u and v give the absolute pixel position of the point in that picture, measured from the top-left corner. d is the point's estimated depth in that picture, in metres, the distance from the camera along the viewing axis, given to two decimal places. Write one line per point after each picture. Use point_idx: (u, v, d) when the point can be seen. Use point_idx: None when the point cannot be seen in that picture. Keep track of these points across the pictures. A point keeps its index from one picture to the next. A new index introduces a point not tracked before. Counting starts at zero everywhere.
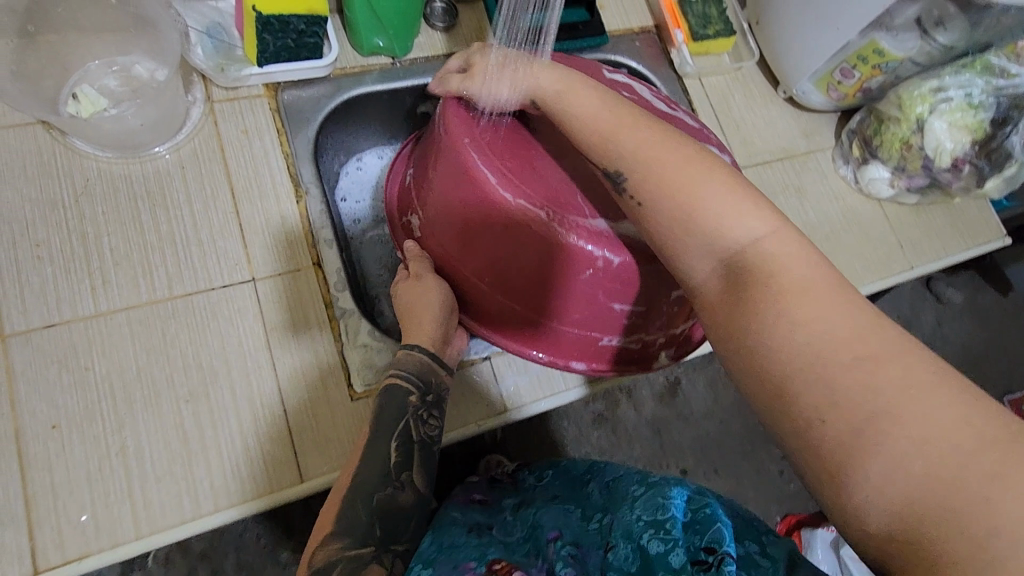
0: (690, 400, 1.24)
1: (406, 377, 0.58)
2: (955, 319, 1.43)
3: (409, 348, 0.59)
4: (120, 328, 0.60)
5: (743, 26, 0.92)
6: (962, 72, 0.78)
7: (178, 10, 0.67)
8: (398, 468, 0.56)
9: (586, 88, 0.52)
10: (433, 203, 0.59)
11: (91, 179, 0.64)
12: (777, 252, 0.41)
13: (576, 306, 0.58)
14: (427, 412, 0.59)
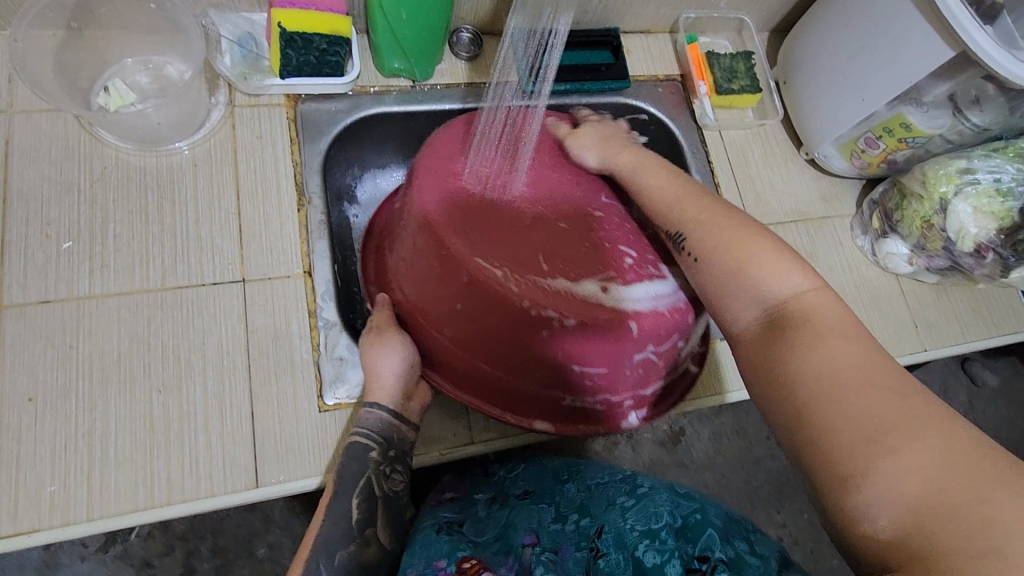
0: (692, 448, 1.22)
1: (365, 435, 0.58)
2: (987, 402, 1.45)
3: (369, 406, 0.59)
4: (109, 312, 0.63)
5: (770, 83, 0.91)
6: (992, 156, 0.75)
7: (212, 18, 0.70)
8: (361, 525, 0.55)
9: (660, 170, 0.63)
10: (403, 251, 0.63)
11: (108, 167, 0.67)
12: (813, 302, 0.49)
13: (532, 360, 0.59)
14: (391, 467, 0.59)
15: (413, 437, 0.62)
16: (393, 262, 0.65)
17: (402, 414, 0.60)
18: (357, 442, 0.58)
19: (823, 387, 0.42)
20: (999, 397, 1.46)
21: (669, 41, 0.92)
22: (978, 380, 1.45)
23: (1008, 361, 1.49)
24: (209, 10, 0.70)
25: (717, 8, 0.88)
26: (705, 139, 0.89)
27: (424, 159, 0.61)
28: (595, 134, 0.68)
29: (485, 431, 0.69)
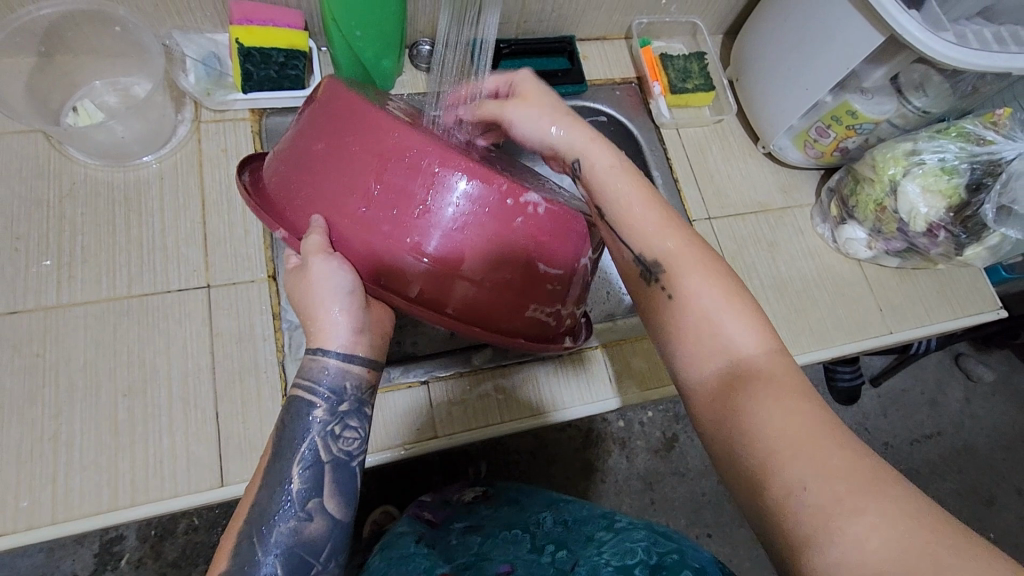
0: (687, 455, 1.26)
1: (310, 386, 0.51)
2: (985, 398, 1.43)
3: (312, 355, 0.52)
4: (75, 320, 0.64)
5: (724, 82, 0.94)
6: (936, 137, 0.77)
7: (177, 39, 0.74)
8: (304, 496, 0.49)
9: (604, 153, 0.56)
10: (329, 176, 0.54)
11: (77, 183, 0.70)
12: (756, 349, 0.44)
13: (496, 257, 0.55)
14: (340, 425, 0.52)
15: (371, 378, 0.54)
16: (306, 190, 0.55)
17: (354, 355, 0.53)
18: (301, 398, 0.51)
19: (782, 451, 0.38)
20: (996, 393, 1.44)
21: (624, 47, 0.95)
22: (974, 377, 1.43)
23: (1003, 356, 1.47)
24: (173, 31, 0.73)
25: (668, 13, 0.92)
26: (663, 137, 0.91)
27: (344, 81, 0.57)
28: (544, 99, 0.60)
29: (448, 424, 0.70)
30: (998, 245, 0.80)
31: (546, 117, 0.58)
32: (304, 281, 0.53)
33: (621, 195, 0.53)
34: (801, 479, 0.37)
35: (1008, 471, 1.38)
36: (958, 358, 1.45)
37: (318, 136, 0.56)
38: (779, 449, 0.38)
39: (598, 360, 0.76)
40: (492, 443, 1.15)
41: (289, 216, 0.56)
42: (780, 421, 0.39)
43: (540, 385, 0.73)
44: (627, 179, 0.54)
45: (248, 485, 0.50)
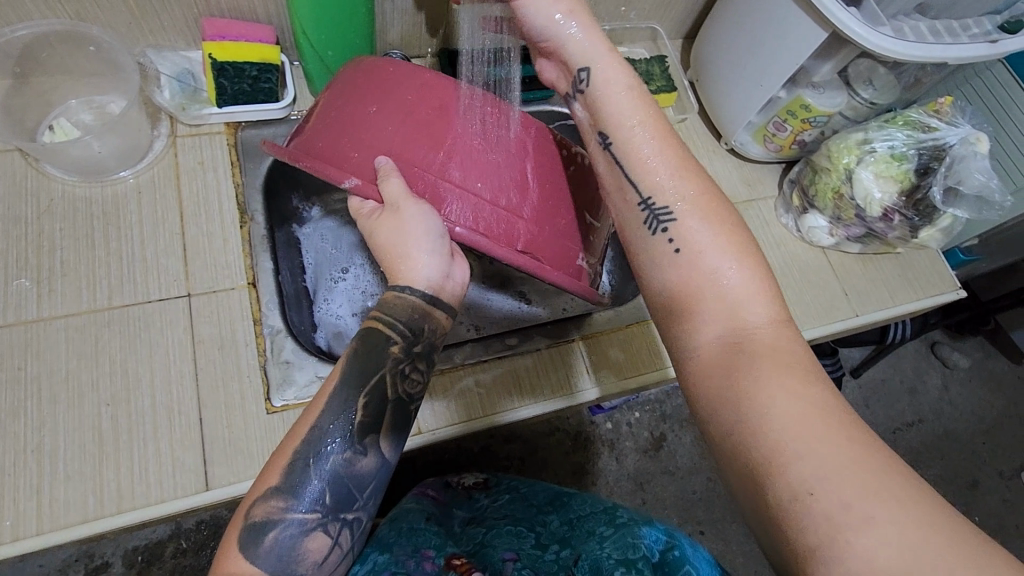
0: (676, 454, 1.28)
1: (390, 321, 0.54)
2: (961, 384, 1.48)
3: (398, 292, 0.55)
4: (57, 333, 0.65)
5: (685, 83, 0.98)
6: (885, 126, 0.82)
7: (151, 57, 0.76)
8: (364, 430, 0.51)
9: (625, 106, 0.57)
10: (390, 130, 0.62)
11: (56, 200, 0.71)
12: (752, 340, 0.46)
13: (543, 200, 0.66)
14: (410, 366, 0.55)
15: (445, 327, 0.57)
16: (366, 146, 0.61)
17: (437, 301, 0.56)
18: (379, 330, 0.54)
19: (792, 447, 0.40)
20: (971, 378, 1.49)
21: None
22: (950, 363, 1.48)
23: (977, 343, 1.52)
24: (147, 49, 0.75)
25: (628, 19, 0.96)
26: None
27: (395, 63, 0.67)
28: None
29: (431, 420, 0.71)
30: (950, 227, 0.85)
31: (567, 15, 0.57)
32: (392, 222, 0.56)
33: (641, 163, 0.56)
34: (807, 482, 0.39)
35: (988, 454, 1.42)
36: (933, 346, 1.49)
37: (371, 99, 0.63)
38: (785, 449, 0.40)
39: (578, 353, 0.78)
40: (482, 450, 1.17)
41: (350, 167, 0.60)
42: (780, 416, 0.41)
43: (522, 376, 0.75)
44: (637, 104, 0.58)
45: (308, 408, 0.52)
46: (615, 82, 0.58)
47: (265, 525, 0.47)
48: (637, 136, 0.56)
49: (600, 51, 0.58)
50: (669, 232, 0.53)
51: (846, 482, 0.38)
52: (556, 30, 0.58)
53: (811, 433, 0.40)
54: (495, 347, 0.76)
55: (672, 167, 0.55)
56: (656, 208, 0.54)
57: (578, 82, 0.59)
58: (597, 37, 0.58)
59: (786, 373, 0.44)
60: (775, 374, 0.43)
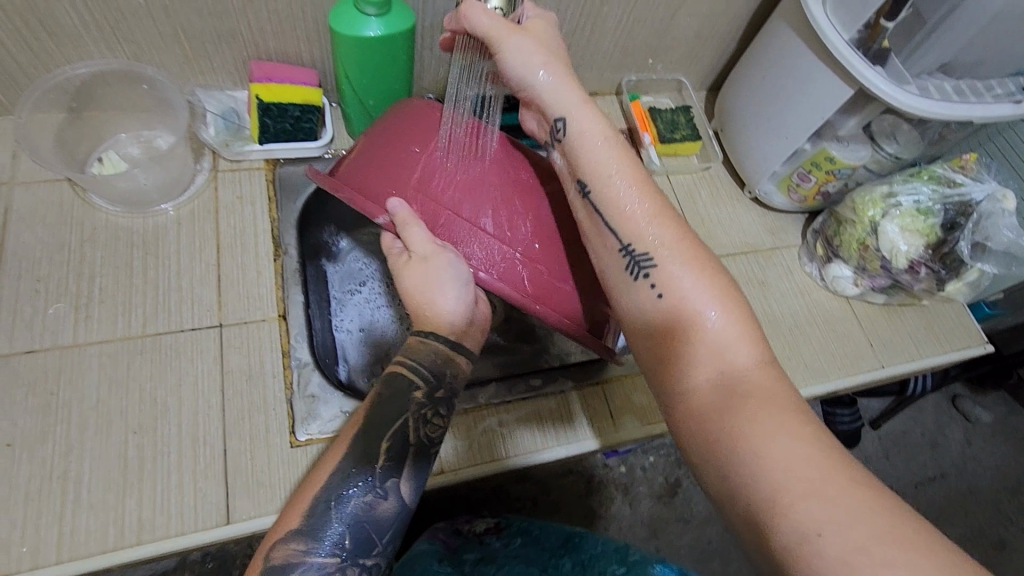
0: (692, 501, 1.25)
1: (414, 366, 0.56)
2: (986, 440, 1.44)
3: (423, 338, 0.58)
4: (90, 358, 0.66)
5: (709, 132, 1.01)
6: (910, 181, 0.83)
7: (199, 95, 0.79)
8: (384, 474, 0.52)
9: (604, 156, 0.59)
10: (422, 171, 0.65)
11: (99, 228, 0.73)
12: (748, 381, 0.47)
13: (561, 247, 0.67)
14: (432, 411, 0.56)
15: (466, 370, 0.59)
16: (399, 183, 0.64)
17: (459, 346, 0.59)
18: (404, 375, 0.56)
19: (795, 491, 0.40)
20: (996, 434, 1.45)
21: (615, 101, 1.02)
22: (973, 419, 1.44)
23: (1000, 398, 1.49)
24: (196, 89, 0.79)
25: (655, 71, 0.99)
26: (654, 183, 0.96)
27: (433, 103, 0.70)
28: (540, 38, 0.59)
29: (453, 461, 0.70)
30: (977, 280, 0.85)
31: (538, 63, 0.58)
32: (419, 269, 0.59)
33: (623, 206, 0.57)
34: (815, 523, 0.39)
35: (1015, 514, 1.37)
36: (956, 400, 1.46)
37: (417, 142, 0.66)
38: (788, 491, 0.40)
39: (599, 396, 0.78)
40: (492, 491, 1.14)
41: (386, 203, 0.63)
42: (778, 459, 0.42)
43: (543, 420, 0.75)
44: (615, 152, 0.59)
45: (332, 449, 0.54)
46: (589, 131, 0.60)
47: (284, 569, 0.47)
48: (614, 185, 0.58)
49: (575, 103, 0.60)
50: (651, 277, 0.54)
51: (855, 528, 0.38)
52: (532, 77, 0.59)
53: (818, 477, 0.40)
54: (519, 388, 0.76)
55: (652, 211, 0.57)
56: (637, 254, 0.56)
57: (555, 131, 0.61)
58: (572, 87, 0.60)
59: (780, 415, 0.44)
60: (766, 416, 0.44)
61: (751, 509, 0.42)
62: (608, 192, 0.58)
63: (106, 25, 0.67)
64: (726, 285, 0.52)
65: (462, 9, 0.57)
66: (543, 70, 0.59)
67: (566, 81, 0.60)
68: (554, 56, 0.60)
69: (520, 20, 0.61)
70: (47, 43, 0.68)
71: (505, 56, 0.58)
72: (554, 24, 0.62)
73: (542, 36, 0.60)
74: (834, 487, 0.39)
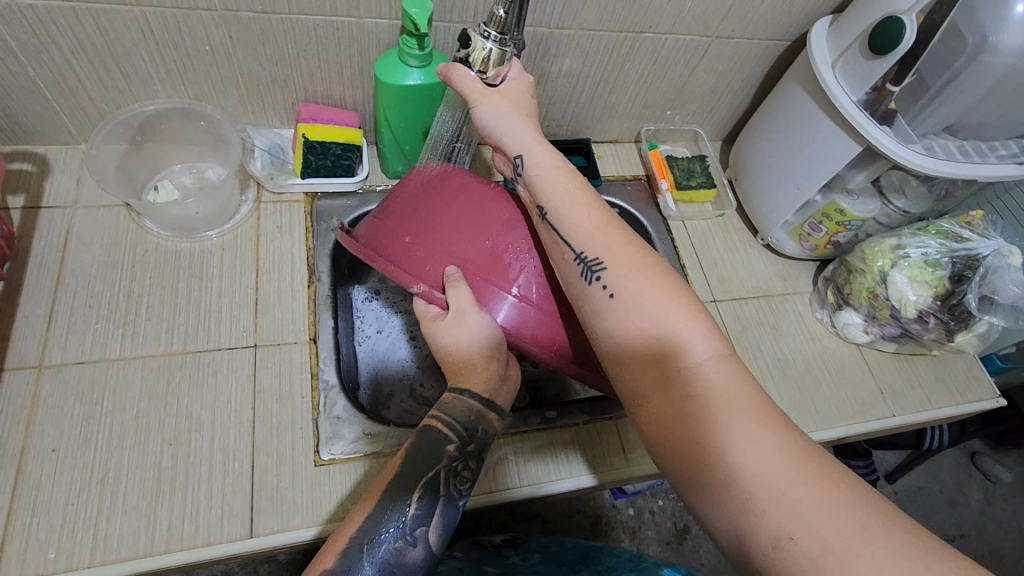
0: (700, 548, 1.24)
1: (449, 421, 0.60)
2: (1006, 499, 1.41)
3: (458, 394, 0.62)
4: (134, 372, 0.70)
5: (724, 181, 1.05)
6: (918, 234, 0.86)
7: (249, 132, 0.86)
8: (415, 522, 0.55)
9: (563, 181, 0.64)
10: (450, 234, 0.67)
11: (149, 251, 0.78)
12: (713, 380, 0.50)
13: None
14: (462, 464, 0.60)
15: (497, 428, 0.63)
16: (429, 249, 0.67)
17: (492, 404, 0.62)
18: (439, 429, 0.60)
19: (766, 495, 0.44)
20: (1016, 494, 1.42)
21: (634, 149, 1.07)
22: (993, 477, 1.42)
23: (1020, 457, 1.47)
24: (247, 126, 0.85)
25: (673, 122, 1.05)
26: (670, 227, 1.00)
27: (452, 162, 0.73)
28: (509, 90, 0.67)
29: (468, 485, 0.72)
30: (986, 332, 0.86)
31: (503, 111, 0.66)
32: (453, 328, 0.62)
33: (581, 218, 0.61)
34: (786, 529, 0.43)
35: None
36: (974, 457, 1.45)
37: (450, 206, 0.69)
38: (760, 494, 0.44)
39: (613, 430, 0.80)
40: (499, 526, 1.15)
41: (422, 272, 0.66)
42: (749, 462, 0.46)
43: (557, 453, 0.77)
44: (569, 180, 0.64)
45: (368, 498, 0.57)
46: (547, 165, 0.65)
47: None
48: (567, 208, 0.62)
49: (532, 141, 0.65)
50: (603, 280, 0.58)
51: (826, 530, 0.42)
52: (501, 122, 0.66)
53: (778, 478, 0.44)
54: (535, 420, 0.78)
55: (604, 220, 0.62)
56: (589, 260, 0.59)
57: (515, 167, 0.66)
58: (532, 130, 0.66)
59: (740, 414, 0.48)
60: (734, 419, 0.48)
61: (733, 512, 0.45)
62: (570, 211, 0.62)
63: (174, 69, 0.74)
64: (665, 283, 0.57)
65: (443, 70, 0.66)
66: (508, 113, 0.66)
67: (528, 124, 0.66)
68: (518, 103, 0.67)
69: (503, 78, 0.67)
70: (120, 83, 0.75)
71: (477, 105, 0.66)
72: (532, 87, 0.69)
73: (517, 89, 0.68)
74: (802, 491, 0.43)
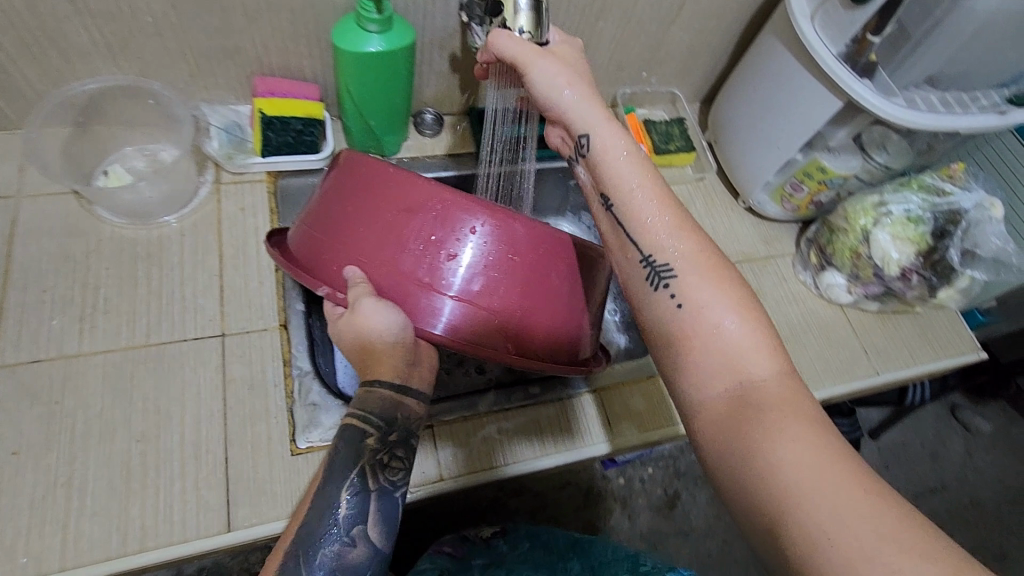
0: (690, 512, 1.26)
1: (360, 415, 0.55)
2: (986, 449, 1.44)
3: (367, 386, 0.56)
4: (95, 368, 0.67)
5: (704, 143, 1.02)
6: (900, 190, 0.85)
7: (203, 109, 0.81)
8: (350, 522, 0.52)
9: (632, 165, 0.58)
10: (352, 231, 0.60)
11: (103, 240, 0.74)
12: (775, 393, 0.46)
13: (517, 284, 0.60)
14: (388, 454, 0.55)
15: (419, 412, 0.58)
16: (334, 251, 0.60)
17: (407, 390, 0.57)
18: (355, 425, 0.55)
19: (805, 496, 0.40)
20: (995, 444, 1.45)
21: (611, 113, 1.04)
22: (972, 429, 1.45)
23: (998, 408, 1.50)
24: (201, 103, 0.80)
25: (650, 83, 1.01)
26: None
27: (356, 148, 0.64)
28: (562, 59, 0.61)
29: (454, 467, 0.71)
30: (968, 287, 0.86)
31: (560, 81, 0.59)
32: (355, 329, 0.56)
33: (646, 218, 0.56)
34: (825, 531, 0.39)
35: (1012, 524, 1.38)
36: (955, 410, 1.47)
37: (352, 201, 0.60)
38: (798, 495, 0.41)
39: (599, 403, 0.78)
40: (490, 503, 1.14)
41: (328, 277, 0.60)
42: (797, 465, 0.42)
43: (542, 429, 0.75)
44: (640, 168, 0.58)
45: (298, 506, 0.54)
46: (614, 147, 0.58)
47: None
48: (637, 200, 0.56)
49: (601, 120, 0.59)
50: (671, 288, 0.53)
51: (871, 534, 0.38)
52: (565, 93, 0.60)
53: (819, 478, 0.41)
54: (518, 396, 0.77)
55: (674, 220, 0.55)
56: (659, 264, 0.54)
57: (579, 147, 0.60)
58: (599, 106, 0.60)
59: (789, 419, 0.44)
60: (788, 424, 0.44)
61: (766, 510, 0.42)
62: (639, 204, 0.56)
63: (115, 42, 0.69)
64: (736, 292, 0.51)
65: (490, 36, 0.59)
66: (569, 86, 0.60)
67: (591, 98, 0.60)
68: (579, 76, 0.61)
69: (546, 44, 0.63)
70: (57, 60, 0.69)
71: (534, 76, 0.59)
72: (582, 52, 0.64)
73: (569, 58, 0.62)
74: (847, 494, 0.40)
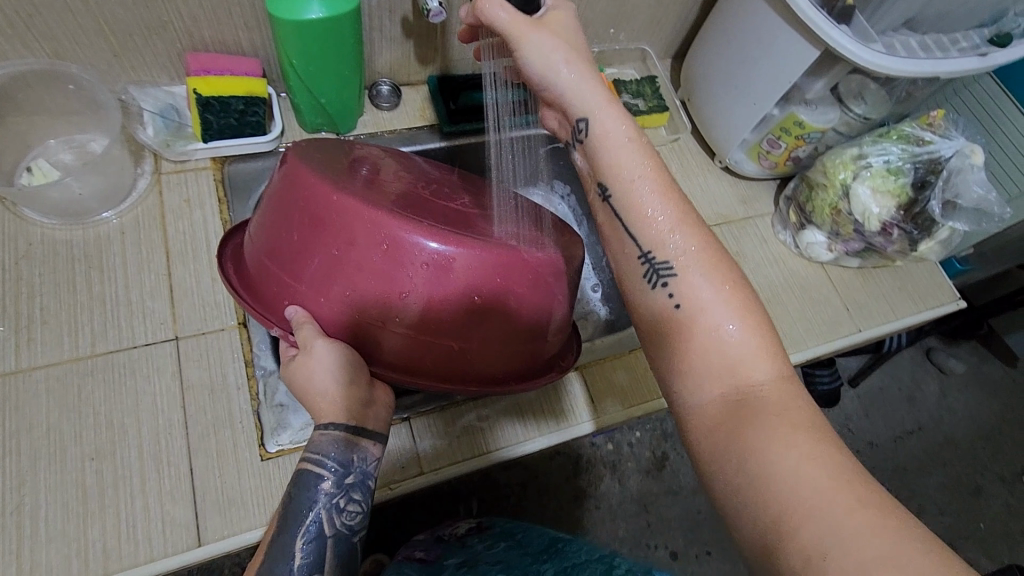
0: (679, 472, 1.26)
1: (313, 459, 0.51)
2: (960, 389, 1.47)
3: (322, 429, 0.52)
4: (37, 385, 0.62)
5: (676, 102, 0.98)
6: (879, 141, 0.82)
7: (132, 93, 0.73)
8: (305, 572, 0.49)
9: (634, 145, 0.54)
10: (296, 264, 0.56)
11: (34, 244, 0.68)
12: (771, 400, 0.44)
13: (472, 316, 0.57)
14: (345, 497, 0.52)
15: (376, 453, 0.54)
16: (280, 282, 0.57)
17: (362, 430, 0.53)
18: (309, 471, 0.51)
19: (800, 510, 0.38)
20: (969, 384, 1.48)
21: None
22: (947, 370, 1.47)
23: (971, 347, 1.52)
24: (128, 86, 0.73)
25: (617, 41, 0.95)
26: None
27: (297, 163, 0.57)
28: (553, 28, 0.55)
29: (435, 458, 0.69)
30: (948, 238, 0.85)
31: (553, 53, 0.54)
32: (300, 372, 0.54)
33: (645, 209, 0.52)
34: (820, 547, 0.37)
35: (988, 459, 1.41)
36: (930, 352, 1.49)
37: (293, 226, 0.55)
38: (794, 510, 0.39)
39: (580, 381, 0.76)
40: (478, 479, 1.13)
41: (277, 310, 0.58)
42: (794, 478, 0.39)
43: (524, 414, 0.73)
44: (640, 155, 0.54)
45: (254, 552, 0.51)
46: (612, 125, 0.54)
47: None
48: (638, 189, 0.52)
49: (600, 101, 0.55)
50: (670, 287, 0.50)
51: (873, 552, 0.36)
52: (559, 68, 0.54)
53: (826, 492, 0.38)
54: None
55: (674, 211, 0.52)
56: (657, 261, 0.51)
57: (577, 133, 0.56)
58: (598, 83, 0.55)
59: (797, 431, 0.42)
60: (784, 435, 0.42)
61: (760, 524, 0.40)
62: (640, 185, 0.52)
63: (20, 22, 0.62)
64: (738, 287, 0.49)
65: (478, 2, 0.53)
66: (564, 59, 0.54)
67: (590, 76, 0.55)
68: (579, 46, 0.56)
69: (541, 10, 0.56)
70: None
71: (526, 48, 0.54)
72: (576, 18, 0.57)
73: (560, 25, 0.56)
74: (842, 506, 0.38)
